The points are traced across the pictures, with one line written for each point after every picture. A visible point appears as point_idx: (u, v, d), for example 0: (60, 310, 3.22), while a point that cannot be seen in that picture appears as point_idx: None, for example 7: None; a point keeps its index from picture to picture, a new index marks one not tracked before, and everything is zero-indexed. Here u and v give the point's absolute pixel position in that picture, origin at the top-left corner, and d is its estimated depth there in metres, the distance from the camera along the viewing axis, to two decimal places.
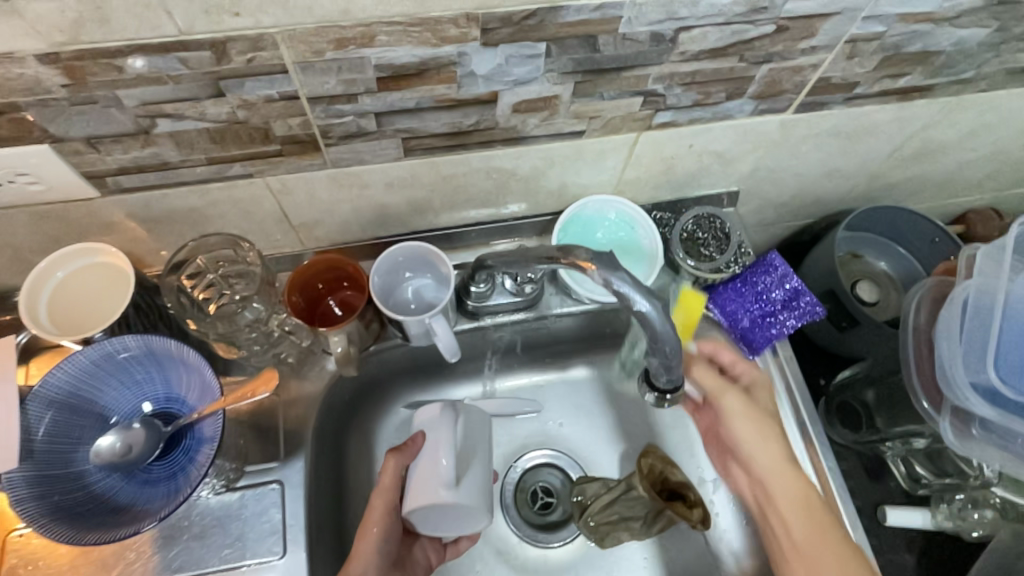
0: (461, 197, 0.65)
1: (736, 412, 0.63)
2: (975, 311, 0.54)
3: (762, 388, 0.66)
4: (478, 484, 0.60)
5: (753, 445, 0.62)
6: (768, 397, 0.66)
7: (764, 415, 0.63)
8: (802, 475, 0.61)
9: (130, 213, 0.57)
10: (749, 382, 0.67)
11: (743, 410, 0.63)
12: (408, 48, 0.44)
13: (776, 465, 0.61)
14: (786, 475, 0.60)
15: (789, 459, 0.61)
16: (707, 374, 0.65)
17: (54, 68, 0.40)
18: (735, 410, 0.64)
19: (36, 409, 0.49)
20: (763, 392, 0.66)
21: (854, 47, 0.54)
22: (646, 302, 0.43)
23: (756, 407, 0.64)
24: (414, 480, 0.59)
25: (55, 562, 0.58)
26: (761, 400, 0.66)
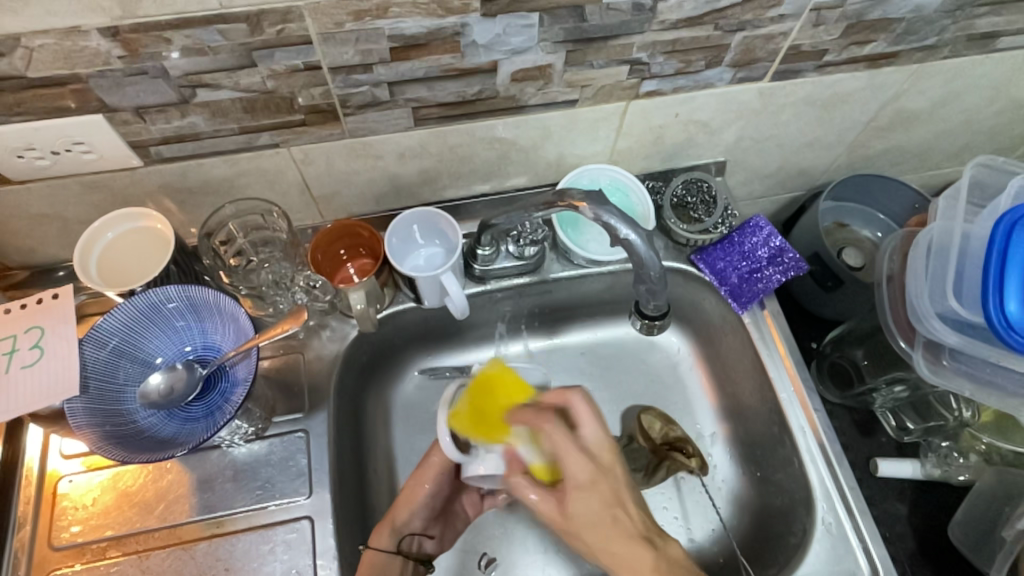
0: (467, 168, 0.71)
1: (564, 528, 0.56)
2: (937, 250, 0.61)
3: (580, 492, 0.54)
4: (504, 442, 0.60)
5: (595, 557, 0.55)
6: (586, 479, 0.54)
7: (585, 531, 0.55)
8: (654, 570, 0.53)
9: (169, 183, 0.63)
10: (578, 480, 0.54)
11: (569, 523, 0.55)
12: (417, 20, 0.51)
13: (624, 573, 0.54)
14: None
15: (629, 564, 0.54)
16: (530, 488, 0.57)
17: (113, 41, 0.47)
18: (568, 529, 0.56)
19: (91, 348, 0.55)
20: (587, 497, 0.54)
21: (819, 15, 0.60)
22: (632, 232, 0.55)
23: (572, 521, 0.55)
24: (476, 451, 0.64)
25: (102, 505, 0.63)
26: (580, 509, 0.54)
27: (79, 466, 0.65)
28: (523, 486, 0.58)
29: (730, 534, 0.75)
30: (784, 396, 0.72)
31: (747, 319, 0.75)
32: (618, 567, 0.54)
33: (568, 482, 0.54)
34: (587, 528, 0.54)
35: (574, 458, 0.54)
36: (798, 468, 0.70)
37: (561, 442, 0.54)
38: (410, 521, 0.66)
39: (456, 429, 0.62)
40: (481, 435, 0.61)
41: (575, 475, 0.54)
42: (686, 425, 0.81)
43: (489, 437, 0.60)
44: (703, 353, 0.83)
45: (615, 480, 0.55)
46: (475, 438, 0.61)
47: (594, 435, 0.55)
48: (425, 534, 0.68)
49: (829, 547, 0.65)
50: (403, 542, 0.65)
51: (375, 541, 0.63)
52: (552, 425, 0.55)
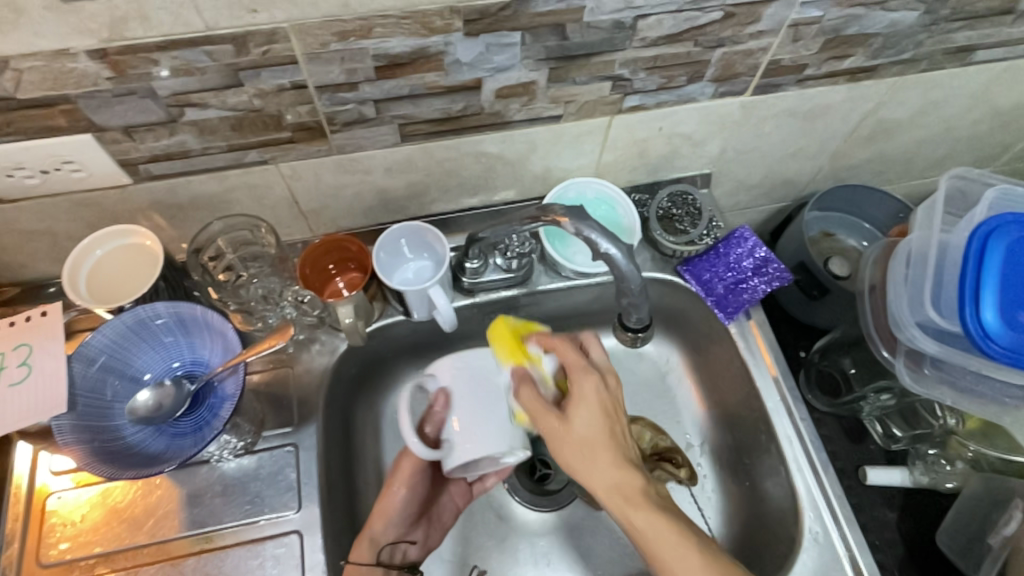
0: (454, 182, 0.72)
1: (557, 444, 0.56)
2: (916, 260, 0.62)
3: (585, 403, 0.56)
4: (467, 438, 0.56)
5: (579, 471, 0.55)
6: (592, 389, 0.56)
7: (581, 445, 0.55)
8: (637, 480, 0.55)
9: (158, 199, 0.64)
10: (582, 390, 0.56)
11: (564, 437, 0.55)
12: (401, 39, 0.52)
13: (608, 491, 0.54)
14: (622, 500, 0.54)
15: (615, 482, 0.54)
16: (532, 402, 0.56)
17: (101, 62, 0.48)
18: (560, 443, 0.55)
19: (79, 364, 0.56)
20: (588, 410, 0.55)
21: (797, 31, 0.61)
22: (612, 245, 0.57)
23: (570, 435, 0.55)
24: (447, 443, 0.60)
25: (91, 521, 0.63)
26: (580, 420, 0.55)
27: (67, 482, 0.65)
28: (524, 401, 0.56)
29: (719, 543, 0.75)
30: (770, 405, 0.73)
31: (734, 329, 0.76)
32: (603, 482, 0.54)
33: (574, 392, 0.56)
34: (584, 437, 0.55)
35: (586, 369, 0.57)
36: (785, 477, 0.70)
37: (571, 357, 0.57)
38: (387, 531, 0.66)
39: (494, 339, 0.59)
40: (504, 354, 0.58)
41: (580, 387, 0.56)
42: (675, 434, 0.81)
43: (509, 358, 0.57)
44: (690, 361, 0.84)
45: (616, 400, 0.57)
46: (499, 355, 0.58)
47: (604, 362, 0.59)
48: (407, 541, 0.68)
49: (816, 556, 0.66)
50: (383, 553, 0.66)
51: (355, 554, 0.64)
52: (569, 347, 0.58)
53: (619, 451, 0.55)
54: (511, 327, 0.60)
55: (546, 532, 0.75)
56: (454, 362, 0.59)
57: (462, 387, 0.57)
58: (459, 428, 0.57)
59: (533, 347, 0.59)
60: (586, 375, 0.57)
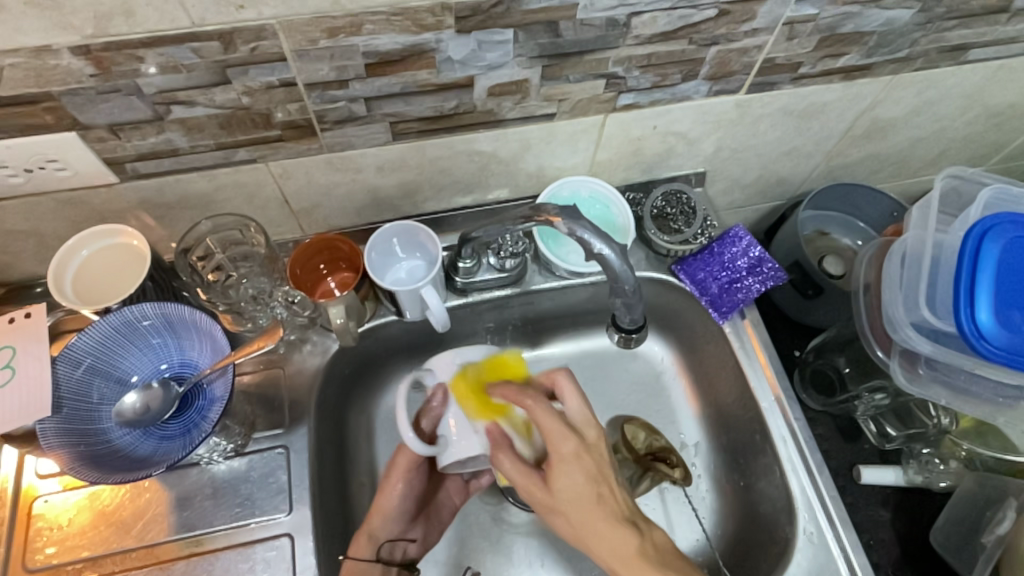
0: (447, 181, 0.71)
1: (546, 511, 0.56)
2: (911, 260, 0.62)
3: (564, 470, 0.54)
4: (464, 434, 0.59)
5: (578, 539, 0.55)
6: (570, 451, 0.55)
7: (567, 511, 0.54)
8: (633, 540, 0.53)
9: (146, 198, 0.63)
10: (561, 455, 0.55)
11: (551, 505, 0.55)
12: (392, 36, 0.51)
13: (604, 554, 0.54)
14: (620, 565, 0.53)
15: (608, 545, 0.53)
16: (513, 471, 0.56)
17: (85, 59, 0.47)
18: (548, 511, 0.56)
19: (64, 367, 0.55)
20: (571, 475, 0.54)
21: (792, 29, 0.61)
22: (605, 246, 0.56)
23: (557, 503, 0.55)
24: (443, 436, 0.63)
25: (78, 525, 0.63)
26: (562, 487, 0.54)
27: (55, 486, 0.64)
28: (507, 471, 0.57)
29: (713, 543, 0.75)
30: (765, 405, 0.72)
31: (728, 328, 0.76)
32: (600, 549, 0.54)
33: (552, 458, 0.55)
34: (570, 505, 0.54)
35: (561, 431, 0.55)
36: (780, 477, 0.70)
37: (542, 419, 0.55)
38: (388, 528, 0.66)
39: (455, 398, 0.60)
40: (472, 411, 0.59)
41: (558, 451, 0.55)
42: (669, 434, 0.81)
43: (478, 415, 0.59)
44: (684, 360, 0.83)
45: (599, 455, 0.56)
46: (467, 412, 0.59)
47: (582, 414, 0.57)
48: (406, 539, 0.68)
49: (810, 557, 0.65)
50: (382, 550, 0.66)
51: (355, 550, 0.64)
52: (541, 404, 0.56)
53: (609, 511, 0.54)
54: (476, 377, 0.61)
55: (540, 533, 0.74)
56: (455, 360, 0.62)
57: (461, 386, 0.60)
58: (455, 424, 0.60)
59: (496, 399, 0.59)
60: (561, 436, 0.55)
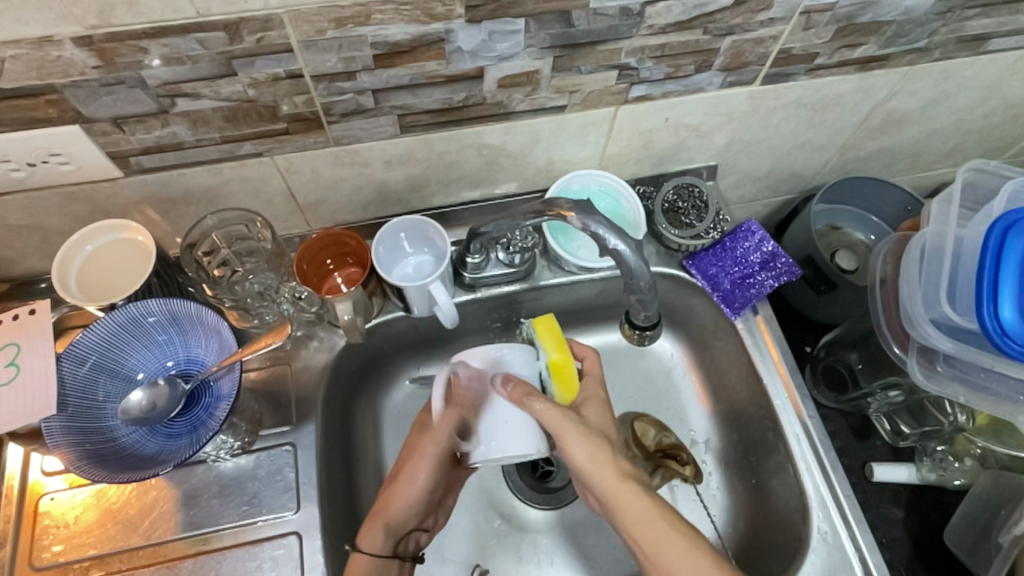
0: (455, 174, 0.70)
1: (576, 434, 0.56)
2: (931, 256, 0.61)
3: (599, 403, 0.62)
4: (497, 427, 0.55)
5: (585, 455, 0.56)
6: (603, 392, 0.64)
7: (598, 434, 0.58)
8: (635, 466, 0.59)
9: (150, 193, 0.62)
10: (596, 393, 0.63)
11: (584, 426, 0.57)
12: (401, 26, 0.50)
13: (625, 481, 0.56)
14: (622, 478, 0.56)
15: (626, 471, 0.57)
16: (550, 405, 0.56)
17: (87, 50, 0.46)
18: (574, 434, 0.56)
19: (69, 365, 0.55)
20: (601, 408, 0.62)
21: (809, 18, 0.59)
22: (621, 241, 0.55)
23: (591, 427, 0.58)
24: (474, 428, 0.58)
25: (84, 522, 0.62)
26: (595, 415, 0.60)
27: (61, 483, 0.63)
28: (542, 409, 0.55)
29: (724, 542, 0.74)
30: (777, 403, 0.71)
31: (740, 324, 0.75)
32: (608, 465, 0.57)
33: (587, 393, 0.62)
34: (600, 423, 0.60)
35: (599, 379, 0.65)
36: (792, 475, 0.69)
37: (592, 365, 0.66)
38: (406, 521, 0.64)
39: (539, 325, 0.64)
40: (554, 344, 0.63)
41: (594, 390, 0.63)
42: (681, 432, 0.80)
43: (559, 349, 0.62)
44: (693, 355, 0.83)
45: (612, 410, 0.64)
46: (544, 340, 0.63)
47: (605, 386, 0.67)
48: (421, 529, 0.67)
49: (824, 557, 0.65)
50: (400, 544, 0.64)
51: (369, 543, 0.61)
52: (591, 360, 0.66)
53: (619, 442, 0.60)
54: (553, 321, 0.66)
55: (549, 530, 0.74)
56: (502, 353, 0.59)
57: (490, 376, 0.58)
58: (485, 418, 0.56)
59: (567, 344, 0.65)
60: (596, 382, 0.64)
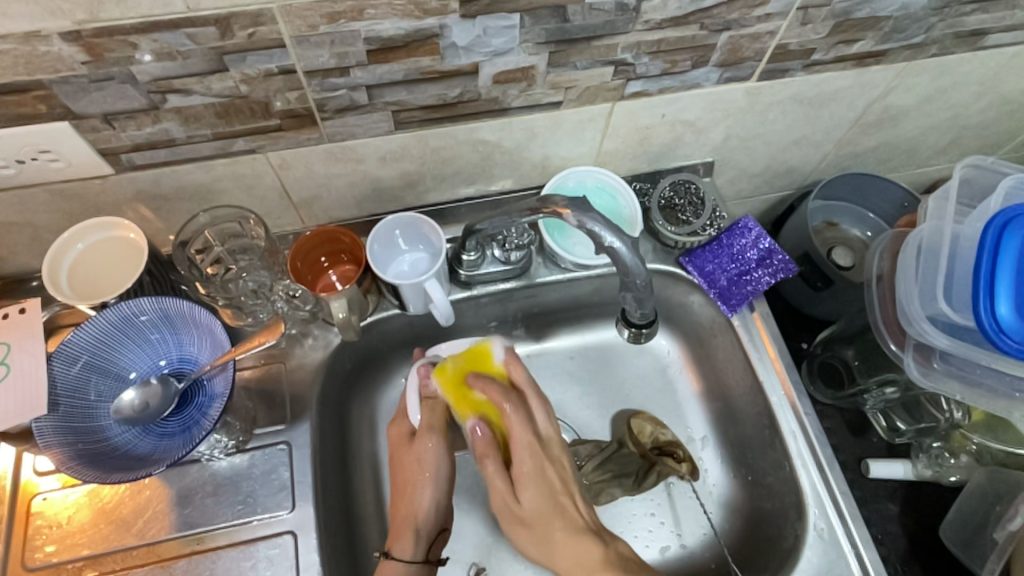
0: (450, 171, 0.69)
1: (520, 527, 0.62)
2: (927, 253, 0.61)
3: (534, 480, 0.61)
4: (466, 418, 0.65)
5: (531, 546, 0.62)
6: (529, 460, 0.60)
7: (535, 523, 0.61)
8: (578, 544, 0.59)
9: (142, 190, 0.61)
10: (524, 466, 0.61)
11: (525, 516, 0.61)
12: (394, 21, 0.49)
13: (570, 564, 0.59)
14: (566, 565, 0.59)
15: (568, 554, 0.59)
16: (496, 473, 0.61)
17: (75, 45, 0.45)
18: (519, 531, 0.62)
19: (60, 364, 0.55)
20: (532, 490, 0.60)
21: (806, 14, 0.59)
22: (617, 239, 0.55)
23: (526, 517, 0.61)
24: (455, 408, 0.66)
25: (78, 522, 0.62)
26: (531, 498, 0.61)
27: (54, 482, 0.63)
28: (491, 473, 0.61)
29: (721, 539, 0.74)
30: (775, 399, 0.71)
31: (736, 321, 0.75)
32: (551, 553, 0.60)
33: (514, 473, 0.61)
34: (531, 510, 0.60)
35: (525, 444, 0.61)
36: (789, 472, 0.69)
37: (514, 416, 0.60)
38: (431, 523, 0.66)
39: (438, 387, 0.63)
40: (454, 406, 0.61)
41: (524, 467, 0.60)
42: (678, 429, 0.80)
43: (459, 410, 0.61)
44: (690, 352, 0.82)
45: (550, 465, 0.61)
46: (447, 404, 0.62)
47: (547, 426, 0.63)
48: (445, 529, 0.67)
49: (820, 553, 0.65)
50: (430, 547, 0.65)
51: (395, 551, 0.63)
52: (515, 402, 0.61)
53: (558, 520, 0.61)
54: (455, 363, 0.63)
55: None
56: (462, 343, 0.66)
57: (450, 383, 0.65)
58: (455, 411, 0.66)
59: (476, 393, 0.61)
60: (522, 449, 0.61)
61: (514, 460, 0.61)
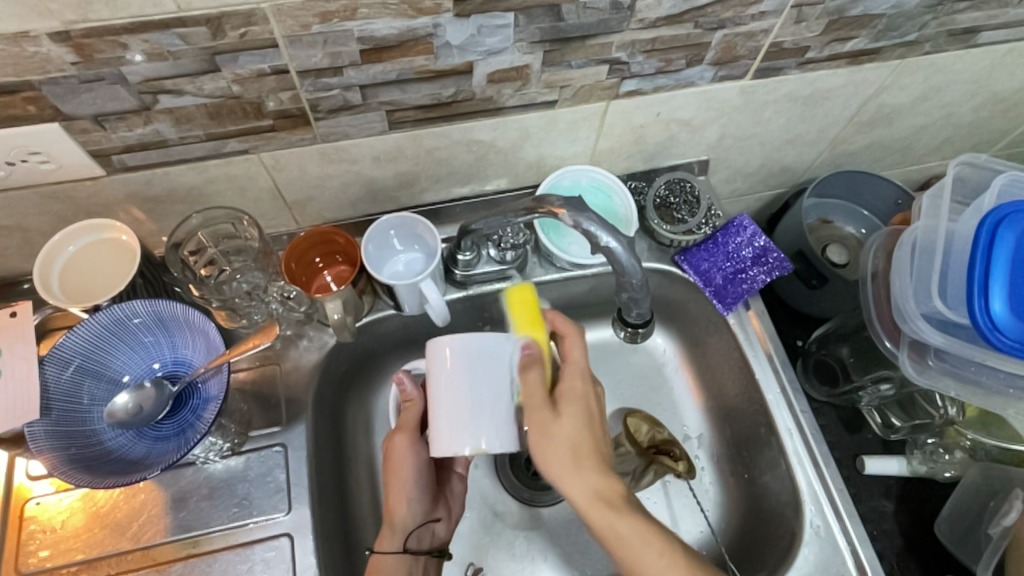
0: (444, 171, 0.69)
1: (540, 440, 0.53)
2: (922, 251, 0.61)
3: (578, 399, 0.55)
4: (471, 424, 0.51)
5: (557, 475, 0.53)
6: (581, 382, 0.56)
7: (566, 439, 0.53)
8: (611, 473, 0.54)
9: (134, 192, 0.60)
10: (572, 388, 0.56)
11: (552, 432, 0.53)
12: (387, 21, 0.49)
13: (586, 500, 0.52)
14: (593, 497, 0.53)
15: (597, 486, 0.53)
16: (536, 382, 0.54)
17: (65, 46, 0.44)
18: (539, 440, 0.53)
19: (52, 368, 0.54)
20: (575, 409, 0.55)
21: (800, 12, 0.59)
22: (613, 239, 0.55)
23: (558, 429, 0.53)
24: (448, 419, 0.52)
25: (72, 527, 0.61)
26: (571, 417, 0.54)
27: (47, 487, 0.62)
28: (531, 381, 0.54)
29: (718, 537, 0.74)
30: (770, 397, 0.72)
31: (731, 320, 0.75)
32: (579, 483, 0.53)
33: (563, 389, 0.56)
34: (574, 430, 0.54)
35: (580, 372, 0.57)
36: (785, 470, 0.69)
37: (576, 341, 0.59)
38: (411, 516, 0.65)
39: (511, 306, 0.57)
40: (524, 322, 0.56)
41: (574, 384, 0.56)
42: (673, 428, 0.80)
43: (527, 326, 0.56)
44: (686, 351, 0.82)
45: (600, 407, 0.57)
46: (515, 322, 0.56)
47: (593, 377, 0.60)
48: (434, 520, 0.67)
49: (817, 551, 0.65)
50: (411, 538, 0.65)
51: (379, 545, 0.63)
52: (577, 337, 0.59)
53: (595, 448, 0.54)
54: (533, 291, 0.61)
55: (542, 529, 0.73)
56: (477, 350, 0.52)
57: (462, 347, 0.51)
58: (459, 414, 0.51)
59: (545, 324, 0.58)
60: (575, 373, 0.57)
61: (566, 386, 0.56)
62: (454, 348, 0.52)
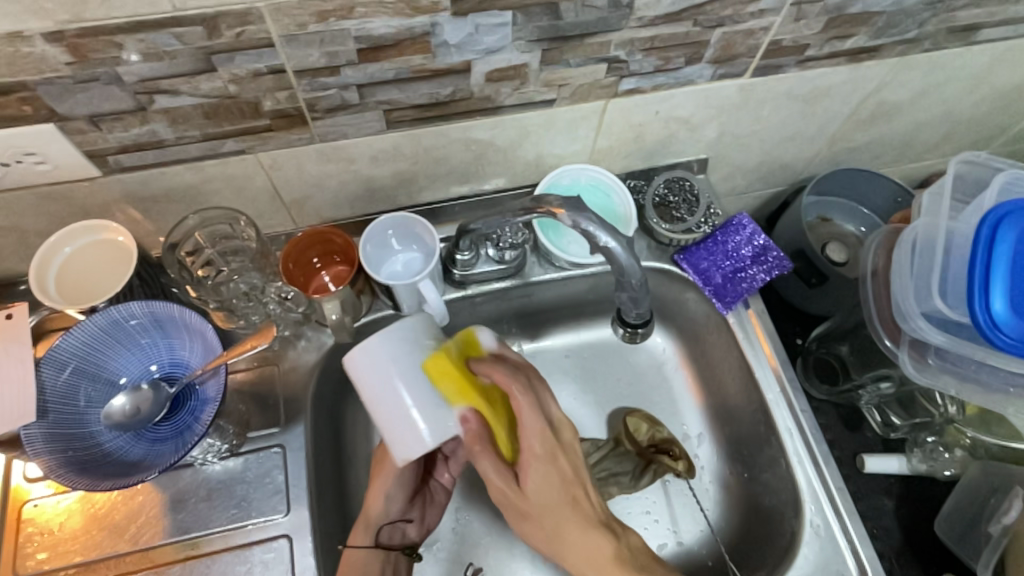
0: (443, 170, 0.69)
1: (519, 516, 0.57)
2: (922, 250, 0.61)
3: (544, 466, 0.56)
4: (420, 415, 0.51)
5: (551, 546, 0.57)
6: (540, 448, 0.56)
7: (540, 512, 0.56)
8: (597, 531, 0.56)
9: (130, 192, 0.60)
10: (534, 454, 0.56)
11: (529, 510, 0.56)
12: (385, 20, 0.48)
13: (580, 563, 0.56)
14: (588, 562, 0.56)
15: (589, 550, 0.56)
16: (490, 466, 0.54)
17: (60, 46, 0.44)
18: (528, 525, 0.57)
19: (49, 370, 0.54)
20: (543, 476, 0.56)
21: (800, 10, 0.58)
22: (612, 238, 0.54)
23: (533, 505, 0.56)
24: (398, 419, 0.51)
25: (70, 529, 0.61)
26: (540, 487, 0.56)
27: (45, 489, 0.62)
28: (484, 467, 0.54)
29: (718, 536, 0.74)
30: (770, 396, 0.71)
31: (732, 318, 0.74)
32: (574, 555, 0.56)
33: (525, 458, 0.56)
34: (546, 503, 0.56)
35: (538, 432, 0.56)
36: (785, 469, 0.69)
37: (522, 399, 0.56)
38: (386, 513, 0.63)
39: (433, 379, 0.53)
40: (451, 394, 0.53)
41: (534, 449, 0.56)
42: (673, 427, 0.80)
43: (457, 398, 0.53)
44: (686, 350, 0.82)
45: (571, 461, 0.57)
46: (444, 395, 0.53)
47: (557, 414, 0.58)
48: (405, 520, 0.66)
49: (817, 550, 0.65)
50: (382, 534, 0.64)
51: (351, 540, 0.62)
52: (523, 386, 0.56)
53: (573, 514, 0.56)
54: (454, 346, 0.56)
55: None
56: (397, 349, 0.52)
57: (379, 349, 0.52)
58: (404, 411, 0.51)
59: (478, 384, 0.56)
60: (534, 437, 0.56)
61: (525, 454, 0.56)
62: (374, 352, 0.52)
